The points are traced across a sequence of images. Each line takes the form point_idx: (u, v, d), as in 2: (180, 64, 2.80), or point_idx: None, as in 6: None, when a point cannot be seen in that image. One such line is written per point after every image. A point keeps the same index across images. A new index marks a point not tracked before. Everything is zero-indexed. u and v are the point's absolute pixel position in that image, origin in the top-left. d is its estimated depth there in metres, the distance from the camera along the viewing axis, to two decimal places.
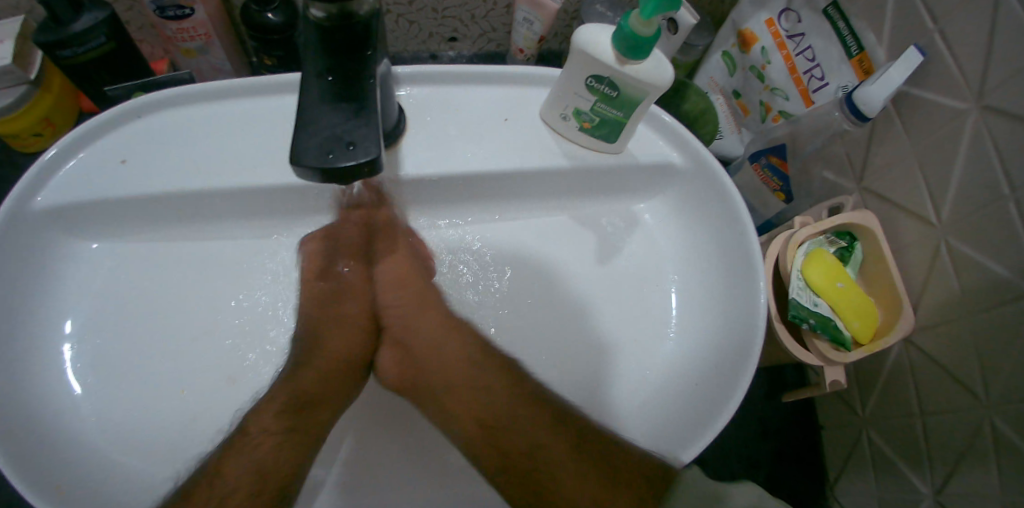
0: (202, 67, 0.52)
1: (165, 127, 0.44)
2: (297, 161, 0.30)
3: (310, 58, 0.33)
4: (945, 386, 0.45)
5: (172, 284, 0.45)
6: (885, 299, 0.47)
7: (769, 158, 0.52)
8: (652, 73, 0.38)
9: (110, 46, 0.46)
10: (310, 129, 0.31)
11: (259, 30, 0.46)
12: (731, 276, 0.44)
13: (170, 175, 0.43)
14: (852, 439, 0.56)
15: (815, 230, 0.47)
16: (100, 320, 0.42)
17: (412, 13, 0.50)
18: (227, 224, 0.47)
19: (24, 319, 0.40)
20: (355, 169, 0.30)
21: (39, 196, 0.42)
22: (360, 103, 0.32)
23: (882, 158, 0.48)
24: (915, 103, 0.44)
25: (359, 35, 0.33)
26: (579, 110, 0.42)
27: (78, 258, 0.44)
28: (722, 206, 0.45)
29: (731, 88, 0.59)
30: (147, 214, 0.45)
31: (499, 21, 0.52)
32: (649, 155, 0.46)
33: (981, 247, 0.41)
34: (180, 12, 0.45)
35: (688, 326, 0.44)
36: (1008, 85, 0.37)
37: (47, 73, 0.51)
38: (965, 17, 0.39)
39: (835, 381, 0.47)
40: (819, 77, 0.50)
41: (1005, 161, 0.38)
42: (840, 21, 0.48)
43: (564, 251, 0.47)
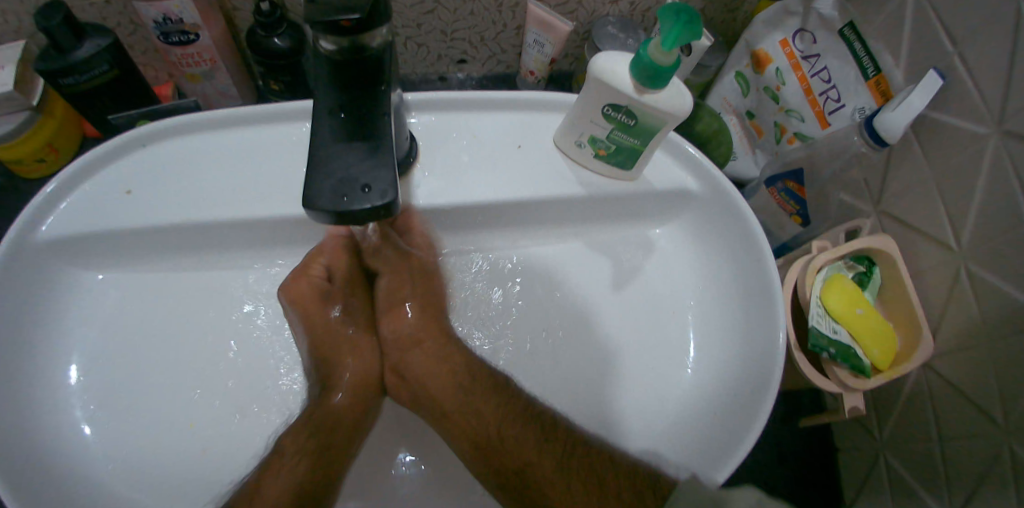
0: (208, 93, 0.51)
1: (171, 156, 0.44)
2: (310, 204, 0.30)
3: (321, 93, 0.33)
4: (965, 413, 0.44)
5: (179, 314, 0.44)
6: (904, 324, 0.46)
7: (785, 183, 0.51)
8: (671, 101, 0.37)
9: (115, 73, 0.46)
10: (324, 170, 0.31)
11: (268, 55, 0.45)
12: (749, 303, 0.43)
13: (177, 206, 0.43)
14: (868, 465, 0.54)
15: (833, 255, 0.46)
16: (107, 353, 0.41)
17: (421, 36, 0.49)
18: (234, 253, 0.46)
19: (32, 353, 0.39)
20: (371, 213, 0.30)
21: (44, 226, 0.41)
22: (375, 141, 0.32)
23: (900, 182, 0.47)
24: (933, 126, 0.44)
25: (372, 67, 0.33)
26: (594, 137, 0.42)
27: (82, 290, 0.43)
28: (739, 231, 0.44)
29: (744, 108, 0.59)
30: (153, 243, 0.44)
31: (509, 43, 0.52)
32: (665, 181, 0.45)
33: (1002, 274, 0.40)
34: (185, 37, 0.44)
35: (706, 355, 0.43)
36: None
37: (49, 99, 0.50)
38: (985, 41, 0.38)
39: (853, 409, 0.46)
40: (835, 98, 0.49)
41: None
42: (855, 42, 0.47)
43: (579, 277, 0.46)
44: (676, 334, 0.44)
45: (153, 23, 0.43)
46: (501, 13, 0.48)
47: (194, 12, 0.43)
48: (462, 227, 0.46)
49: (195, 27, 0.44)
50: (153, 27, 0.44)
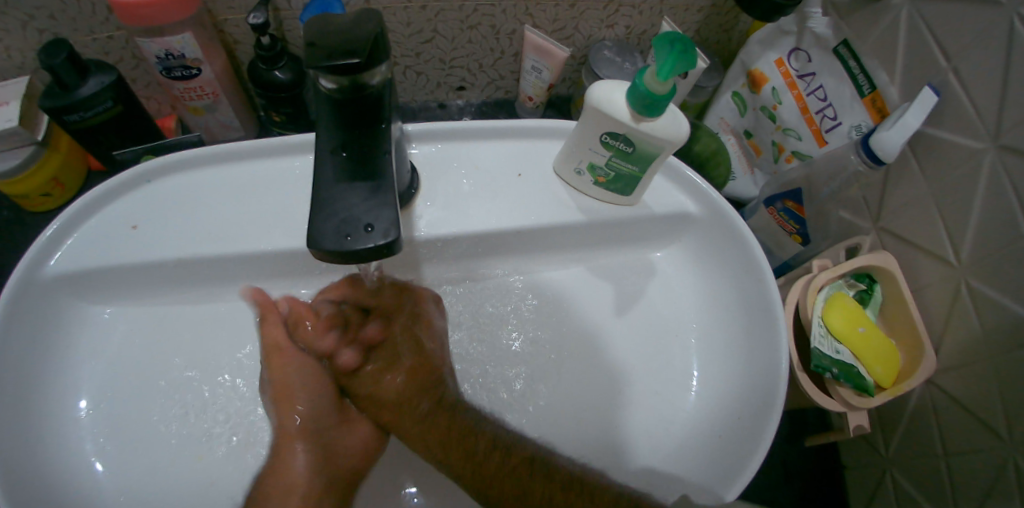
0: (211, 125, 0.52)
1: (177, 190, 0.45)
2: (314, 245, 0.30)
3: (324, 132, 0.33)
4: (970, 428, 0.44)
5: (183, 347, 0.44)
6: (905, 341, 0.46)
7: (784, 203, 0.51)
8: (668, 128, 0.38)
9: (117, 109, 0.46)
10: (327, 210, 0.31)
11: (269, 87, 0.46)
12: (751, 325, 0.43)
13: (183, 240, 0.43)
14: (874, 482, 0.54)
15: (833, 274, 0.46)
16: (114, 386, 0.42)
17: (420, 64, 0.51)
18: (241, 285, 0.46)
19: (43, 385, 0.40)
20: (374, 252, 0.30)
21: (51, 262, 0.42)
22: (377, 181, 0.32)
23: (898, 198, 0.47)
24: (930, 143, 0.44)
25: (372, 104, 0.33)
26: (594, 165, 0.42)
27: (90, 326, 0.44)
28: (741, 252, 0.45)
29: (741, 128, 0.59)
30: (159, 277, 0.44)
31: (507, 68, 0.53)
32: (666, 205, 0.46)
33: (1003, 289, 0.40)
34: (187, 72, 0.45)
35: (710, 377, 0.43)
36: None
37: (54, 134, 0.51)
38: (979, 57, 0.39)
39: (858, 426, 0.46)
40: (831, 116, 0.49)
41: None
42: (850, 60, 0.48)
43: (581, 302, 0.47)
44: (679, 357, 0.44)
45: (156, 59, 0.44)
46: (499, 40, 0.50)
47: (196, 48, 0.44)
48: (468, 255, 0.47)
49: (197, 61, 0.45)
50: (156, 62, 0.44)
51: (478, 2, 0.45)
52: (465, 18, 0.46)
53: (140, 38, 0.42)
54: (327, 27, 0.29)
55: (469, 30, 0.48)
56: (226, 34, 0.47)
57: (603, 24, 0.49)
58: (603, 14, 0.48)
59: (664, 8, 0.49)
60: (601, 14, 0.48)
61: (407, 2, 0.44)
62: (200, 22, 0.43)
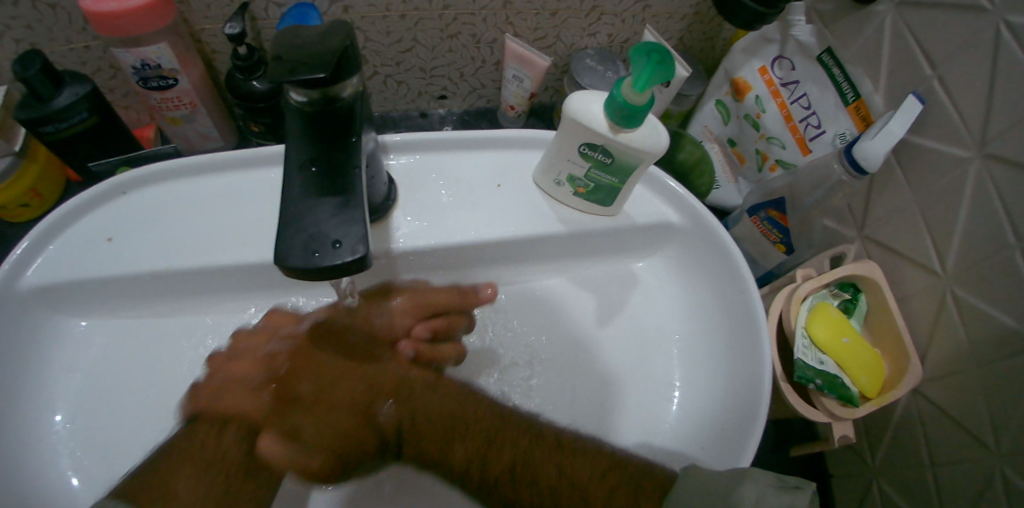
0: (190, 135, 0.51)
1: (154, 201, 0.45)
2: (281, 262, 0.29)
3: (294, 145, 0.33)
4: (957, 439, 0.43)
5: (158, 359, 0.43)
6: (890, 350, 0.45)
7: (768, 212, 0.51)
8: (646, 139, 0.37)
9: (93, 120, 0.46)
10: (297, 225, 0.30)
11: (247, 98, 0.46)
12: (732, 335, 0.43)
13: (159, 252, 0.43)
14: (860, 493, 0.53)
15: (817, 284, 0.46)
16: (87, 400, 0.41)
17: (400, 74, 0.51)
18: (219, 297, 0.46)
19: (15, 399, 0.39)
20: (341, 269, 0.30)
21: (24, 275, 0.41)
22: (346, 195, 0.32)
23: (883, 206, 0.47)
24: (914, 151, 0.43)
25: (343, 117, 0.33)
26: (573, 176, 0.42)
27: (65, 339, 0.43)
28: (723, 261, 0.44)
29: (725, 136, 0.58)
30: (135, 289, 0.44)
31: (488, 78, 0.53)
32: (648, 215, 0.45)
33: (988, 298, 0.40)
34: (164, 82, 0.45)
35: (692, 388, 0.43)
36: (1011, 133, 0.36)
37: (30, 145, 0.50)
38: (964, 65, 0.39)
39: (843, 437, 0.46)
40: (816, 125, 0.49)
41: (1009, 207, 0.37)
42: (834, 68, 0.47)
43: (562, 312, 0.46)
44: (660, 368, 0.44)
45: (132, 69, 0.43)
46: (480, 50, 0.49)
47: (172, 58, 0.43)
48: (448, 266, 0.46)
49: (173, 72, 0.44)
50: (132, 72, 0.44)
51: (457, 11, 0.45)
52: (445, 27, 0.46)
53: (116, 48, 0.42)
54: (293, 40, 0.29)
55: (449, 39, 0.48)
56: (203, 43, 0.47)
57: (585, 32, 0.49)
58: (584, 23, 0.48)
59: (645, 16, 0.49)
60: (583, 23, 0.48)
61: (385, 11, 0.44)
62: (177, 33, 0.43)
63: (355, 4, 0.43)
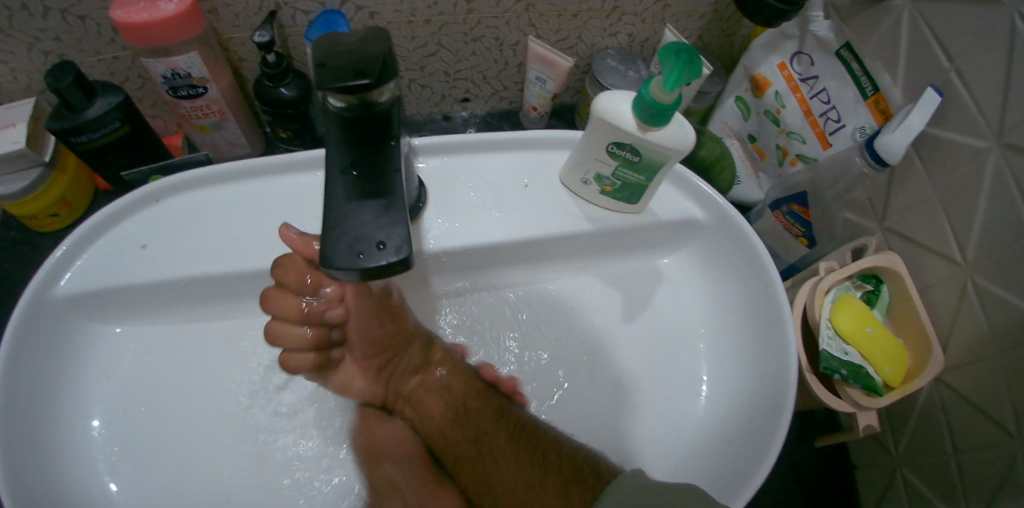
0: (217, 142, 0.52)
1: (185, 208, 0.45)
2: (327, 264, 0.30)
3: (334, 152, 0.33)
4: (980, 425, 0.44)
5: (196, 363, 0.44)
6: (914, 340, 0.46)
7: (790, 206, 0.52)
8: (674, 137, 0.38)
9: (125, 129, 0.47)
10: (340, 228, 0.31)
11: (275, 105, 0.46)
12: (759, 328, 0.43)
13: (193, 258, 0.44)
14: (884, 481, 0.53)
15: (840, 276, 0.47)
16: (128, 404, 0.42)
17: (424, 77, 0.51)
18: (252, 302, 0.47)
19: (61, 403, 0.40)
20: (386, 269, 0.30)
21: (62, 283, 0.42)
22: (388, 198, 0.32)
23: (903, 198, 0.47)
24: (934, 143, 0.44)
25: (378, 122, 0.34)
26: (600, 175, 0.43)
27: (104, 344, 0.44)
28: (747, 255, 0.45)
29: (745, 132, 0.59)
30: (172, 296, 0.45)
31: (510, 79, 0.54)
32: (671, 211, 0.46)
33: (1010, 286, 0.40)
34: (193, 91, 0.46)
35: (720, 381, 0.44)
36: None
37: (61, 155, 0.51)
38: (982, 57, 0.39)
39: (867, 426, 0.46)
40: (835, 119, 0.50)
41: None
42: (853, 63, 0.48)
43: (589, 310, 0.47)
44: (688, 362, 0.45)
45: (161, 79, 0.44)
46: (503, 52, 0.50)
47: (201, 67, 0.44)
48: (480, 267, 0.47)
49: (203, 80, 0.45)
50: (162, 82, 0.45)
51: (480, 15, 0.45)
52: (469, 31, 0.47)
53: (145, 58, 0.43)
54: (334, 49, 0.29)
55: (473, 43, 0.48)
56: (231, 52, 0.47)
57: (606, 33, 0.50)
58: (606, 23, 0.49)
59: (665, 15, 0.49)
60: (605, 23, 0.48)
61: (410, 17, 0.45)
62: (206, 42, 0.44)
63: (381, 11, 0.44)
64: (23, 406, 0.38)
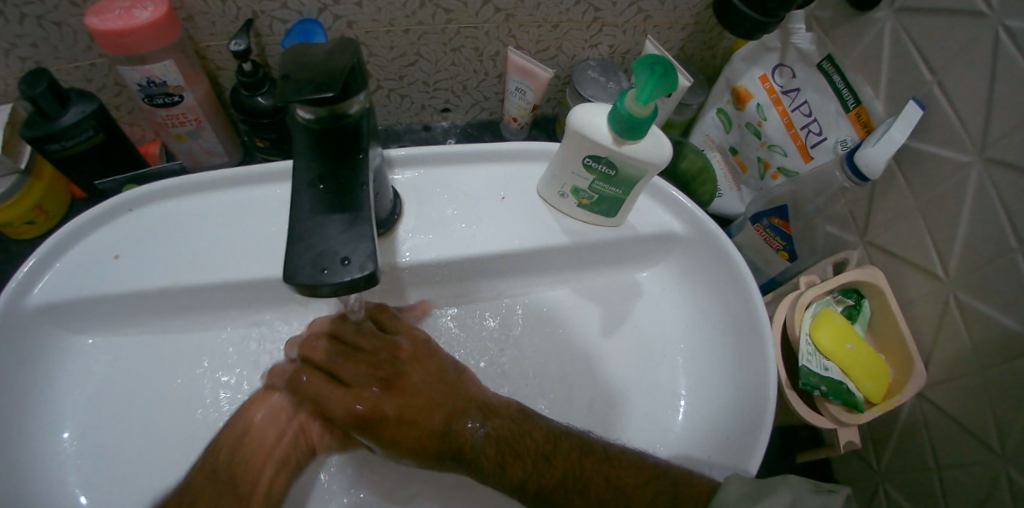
0: (194, 151, 0.52)
1: (158, 219, 0.45)
2: (291, 279, 0.30)
3: (301, 164, 0.33)
4: (963, 442, 0.43)
5: (167, 374, 0.44)
6: (894, 355, 0.46)
7: (770, 220, 0.51)
8: (650, 151, 0.38)
9: (99, 138, 0.46)
10: (305, 243, 0.31)
11: (251, 114, 0.46)
12: (738, 343, 0.43)
13: (165, 269, 0.43)
14: (867, 496, 0.53)
15: (821, 291, 0.46)
16: (96, 416, 0.41)
17: (404, 87, 0.51)
18: (222, 313, 0.46)
19: (28, 414, 0.39)
20: (350, 285, 0.30)
21: (33, 293, 0.41)
22: (354, 212, 0.32)
23: (884, 212, 0.47)
24: (916, 157, 0.44)
25: (349, 134, 0.33)
26: (577, 188, 0.42)
27: (73, 355, 0.43)
28: (727, 269, 0.45)
29: (727, 144, 0.59)
30: (144, 306, 0.44)
31: (490, 90, 0.53)
32: (650, 225, 0.46)
33: (991, 301, 0.40)
34: (170, 99, 0.45)
35: (698, 397, 0.43)
36: (1013, 137, 0.36)
37: (37, 162, 0.51)
38: (963, 71, 0.39)
39: (849, 442, 0.46)
40: (817, 132, 0.49)
41: (1011, 212, 0.37)
42: (834, 76, 0.48)
43: (567, 323, 0.47)
44: (666, 377, 0.44)
45: (137, 87, 0.44)
46: (482, 63, 0.50)
47: (177, 75, 0.44)
48: (450, 280, 0.47)
49: (179, 88, 0.45)
50: (137, 90, 0.44)
51: (460, 25, 0.45)
52: (447, 41, 0.47)
53: (122, 66, 0.42)
54: (300, 60, 0.29)
55: (452, 53, 0.48)
56: (209, 60, 0.47)
57: (587, 44, 0.50)
58: (586, 34, 0.48)
59: (646, 27, 0.49)
60: (585, 34, 0.48)
61: (389, 26, 0.44)
62: (182, 50, 0.43)
63: (358, 20, 0.43)
64: None
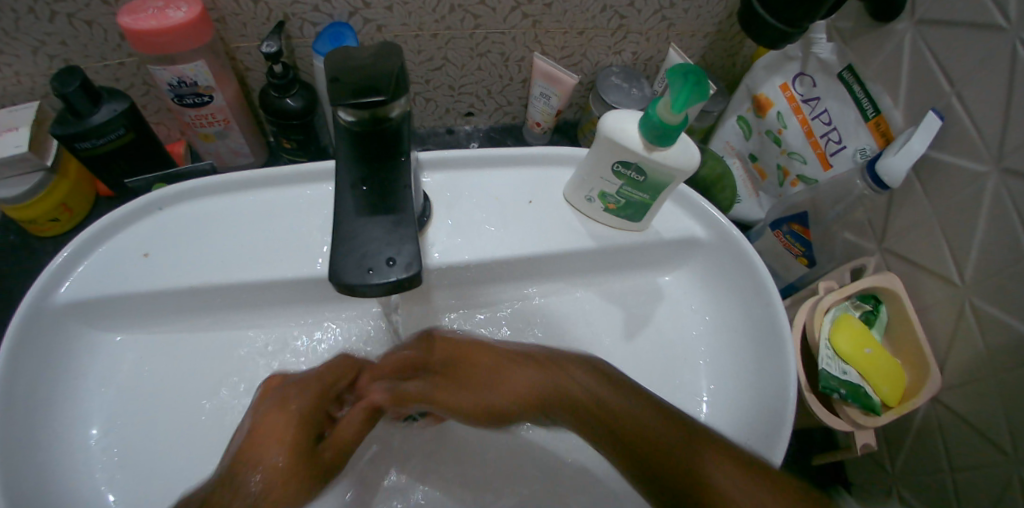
0: (221, 151, 0.52)
1: (188, 218, 0.45)
2: (335, 278, 0.30)
3: (343, 166, 0.34)
4: (976, 446, 0.43)
5: (194, 370, 0.44)
6: (910, 359, 0.46)
7: (790, 226, 0.53)
8: (679, 157, 0.38)
9: (130, 136, 0.47)
10: (349, 243, 0.31)
11: (280, 115, 0.46)
12: (759, 348, 0.43)
13: (194, 269, 0.44)
14: (881, 498, 0.54)
15: (840, 296, 0.47)
16: (124, 411, 0.42)
17: (429, 91, 0.52)
18: (247, 312, 0.47)
19: (54, 410, 0.40)
20: (395, 285, 0.30)
21: (62, 288, 0.42)
22: (398, 213, 0.33)
23: (901, 220, 0.48)
24: (933, 166, 0.44)
25: (389, 137, 0.34)
26: (605, 193, 0.43)
27: (100, 351, 0.43)
28: (748, 274, 0.45)
29: (747, 152, 0.60)
30: (172, 305, 0.44)
31: (515, 95, 0.54)
32: (673, 230, 0.47)
33: (1006, 309, 0.40)
34: (199, 99, 0.46)
35: (717, 400, 0.44)
36: None
37: (64, 160, 0.51)
38: (981, 81, 0.39)
39: (865, 446, 0.46)
40: (836, 140, 0.50)
41: None
42: (855, 85, 0.49)
43: (590, 327, 0.47)
44: (688, 379, 0.45)
45: (167, 87, 0.44)
46: (508, 67, 0.50)
47: (208, 75, 0.44)
48: (472, 282, 0.47)
49: (209, 89, 0.45)
50: (167, 90, 0.44)
51: (487, 30, 0.46)
52: (475, 45, 0.47)
53: (152, 66, 0.43)
54: (347, 61, 0.29)
55: (479, 57, 0.49)
56: (238, 62, 0.48)
57: (611, 50, 0.50)
58: (611, 41, 0.49)
59: (670, 34, 0.50)
60: (610, 41, 0.49)
61: (417, 30, 0.45)
62: (213, 51, 0.44)
63: (388, 24, 0.44)
64: (9, 412, 0.37)
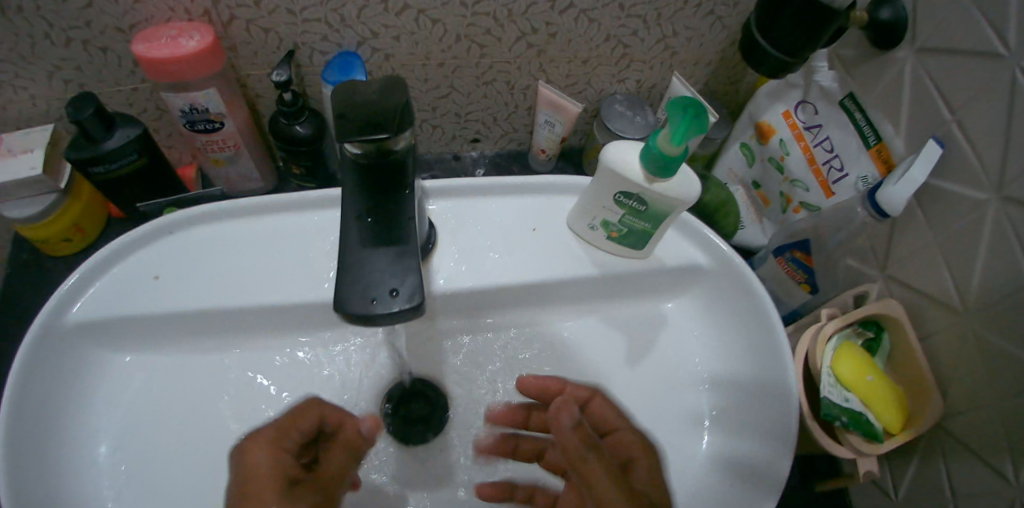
0: (231, 175, 0.53)
1: (197, 241, 0.46)
2: (340, 308, 0.31)
3: (350, 197, 0.34)
4: (979, 476, 0.43)
5: (202, 393, 0.45)
6: (912, 387, 0.46)
7: (793, 253, 0.53)
8: (680, 189, 0.39)
9: (142, 160, 0.48)
10: (354, 274, 0.32)
11: (289, 141, 0.47)
12: (761, 376, 0.44)
13: (203, 292, 0.44)
14: None
15: (841, 323, 0.47)
16: (131, 432, 0.42)
17: (436, 118, 0.53)
18: (255, 335, 0.47)
19: (61, 430, 0.40)
20: (398, 316, 0.31)
21: (72, 310, 0.42)
22: (402, 245, 0.33)
23: (904, 248, 0.48)
24: (935, 194, 0.45)
25: (394, 169, 0.35)
26: (607, 221, 0.43)
27: (107, 372, 0.44)
28: (750, 302, 0.46)
29: (750, 179, 0.60)
30: (181, 327, 0.45)
31: (520, 122, 0.55)
32: (676, 257, 0.47)
33: (1008, 337, 0.40)
34: (210, 125, 0.47)
35: (719, 426, 0.44)
36: None
37: (77, 182, 0.52)
38: (981, 111, 0.40)
39: (867, 473, 0.46)
40: (838, 168, 0.51)
41: None
42: (856, 113, 0.49)
43: (594, 354, 0.48)
44: (689, 406, 0.45)
45: (180, 113, 0.45)
46: (513, 95, 0.51)
47: (219, 102, 0.45)
48: (476, 308, 0.48)
49: (220, 115, 0.46)
50: (179, 116, 0.45)
51: (493, 58, 0.47)
52: (481, 74, 0.48)
53: (165, 92, 0.43)
54: (354, 98, 0.30)
55: (485, 85, 0.49)
56: (249, 88, 0.49)
57: (615, 79, 0.51)
58: (615, 70, 0.50)
59: (673, 62, 0.50)
60: (614, 70, 0.50)
61: (425, 59, 0.46)
62: (224, 79, 0.45)
63: (396, 53, 0.45)
64: (16, 432, 0.38)
